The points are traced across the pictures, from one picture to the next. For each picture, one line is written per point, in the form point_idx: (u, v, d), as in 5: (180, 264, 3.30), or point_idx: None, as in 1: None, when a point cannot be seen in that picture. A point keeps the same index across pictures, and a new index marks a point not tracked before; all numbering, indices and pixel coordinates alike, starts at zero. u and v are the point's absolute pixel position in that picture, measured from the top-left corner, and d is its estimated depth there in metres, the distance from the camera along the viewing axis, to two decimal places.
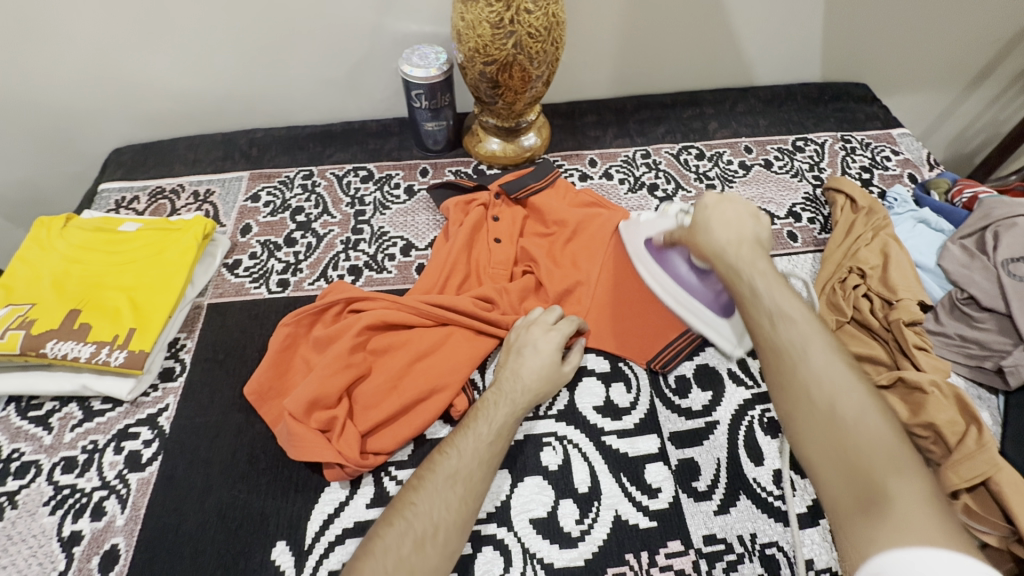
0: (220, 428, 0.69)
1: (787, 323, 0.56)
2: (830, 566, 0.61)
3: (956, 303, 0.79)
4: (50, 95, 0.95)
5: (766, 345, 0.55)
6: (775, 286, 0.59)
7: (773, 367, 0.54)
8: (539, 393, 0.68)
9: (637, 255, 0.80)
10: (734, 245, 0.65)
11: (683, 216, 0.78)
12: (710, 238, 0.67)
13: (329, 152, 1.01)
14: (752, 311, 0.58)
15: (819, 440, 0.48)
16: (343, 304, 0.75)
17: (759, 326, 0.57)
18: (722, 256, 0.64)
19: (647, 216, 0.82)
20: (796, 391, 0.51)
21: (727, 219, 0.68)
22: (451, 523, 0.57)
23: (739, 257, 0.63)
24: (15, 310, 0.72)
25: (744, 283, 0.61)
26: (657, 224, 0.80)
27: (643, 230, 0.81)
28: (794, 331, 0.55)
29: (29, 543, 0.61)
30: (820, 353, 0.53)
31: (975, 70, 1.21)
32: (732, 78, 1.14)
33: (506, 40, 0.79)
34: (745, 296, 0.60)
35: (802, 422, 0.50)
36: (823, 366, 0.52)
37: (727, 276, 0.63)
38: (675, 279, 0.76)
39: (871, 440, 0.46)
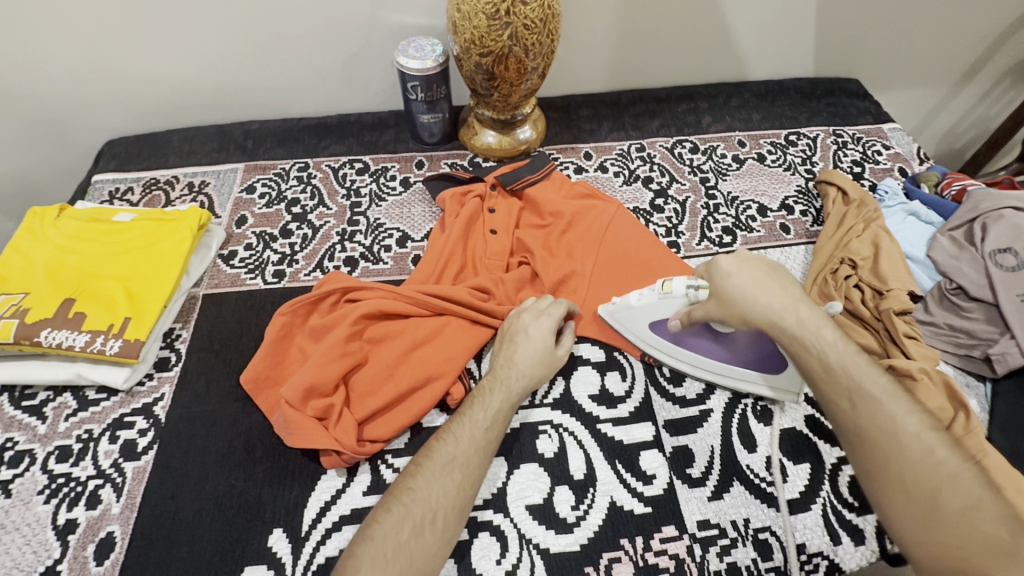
0: (216, 417, 0.69)
1: (868, 401, 0.56)
2: (821, 550, 0.62)
3: (945, 294, 0.80)
4: (42, 85, 0.95)
5: (848, 425, 0.56)
6: (848, 358, 0.59)
7: (861, 454, 0.55)
8: (534, 379, 0.68)
9: (652, 343, 0.74)
10: (793, 311, 0.62)
11: (693, 292, 0.69)
12: (755, 306, 0.63)
13: (325, 145, 1.01)
14: (829, 391, 0.58)
15: (916, 528, 0.50)
16: (340, 294, 0.75)
17: (839, 404, 0.57)
18: (781, 326, 0.62)
19: (639, 297, 0.73)
20: (888, 478, 0.52)
21: (764, 280, 0.64)
22: (449, 509, 0.57)
23: (799, 322, 0.61)
24: (9, 299, 0.71)
25: (812, 354, 0.60)
26: (660, 308, 0.71)
27: (648, 316, 0.72)
28: (876, 413, 0.55)
29: (24, 531, 0.61)
30: (908, 436, 0.53)
31: (965, 67, 1.23)
32: (726, 73, 1.15)
33: (502, 32, 0.79)
34: (817, 370, 0.59)
35: (897, 509, 0.51)
36: (915, 450, 0.52)
37: (791, 347, 0.61)
38: (707, 357, 0.72)
39: (980, 533, 0.47)
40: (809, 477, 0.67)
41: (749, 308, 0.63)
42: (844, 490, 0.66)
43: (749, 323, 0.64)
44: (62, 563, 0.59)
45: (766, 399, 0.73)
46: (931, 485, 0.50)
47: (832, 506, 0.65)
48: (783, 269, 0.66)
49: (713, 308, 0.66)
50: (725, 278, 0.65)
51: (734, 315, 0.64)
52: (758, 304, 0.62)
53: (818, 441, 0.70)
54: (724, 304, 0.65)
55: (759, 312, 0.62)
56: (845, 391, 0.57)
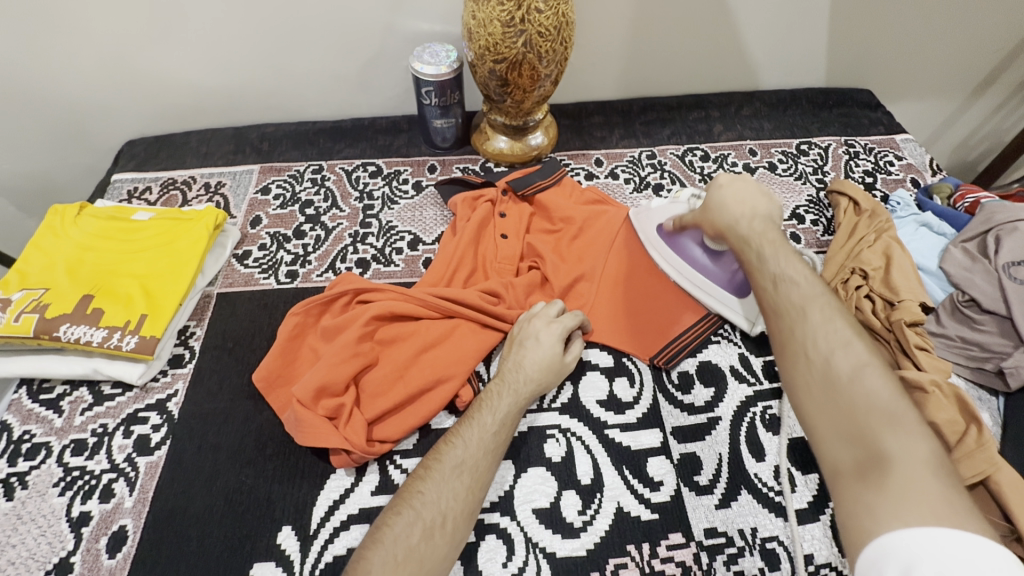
0: (228, 415, 0.70)
1: (790, 287, 0.62)
2: (830, 561, 0.62)
3: (957, 306, 0.79)
4: (65, 84, 0.97)
5: (771, 308, 0.62)
6: (782, 255, 0.66)
7: (777, 329, 0.60)
8: (543, 384, 0.69)
9: (651, 242, 0.82)
10: (750, 220, 0.71)
11: (694, 201, 0.82)
12: (721, 211, 0.72)
13: (339, 148, 1.02)
14: (759, 278, 0.65)
15: (816, 398, 0.53)
16: (351, 294, 0.76)
17: (765, 290, 0.64)
18: (735, 228, 0.71)
19: (659, 203, 0.84)
20: (798, 354, 0.56)
21: (739, 198, 0.72)
22: (458, 512, 0.58)
23: (750, 228, 0.70)
24: (29, 294, 0.73)
25: (752, 250, 0.68)
26: (669, 209, 0.82)
27: (658, 215, 0.83)
28: (796, 296, 0.61)
29: (39, 522, 0.62)
30: (822, 317, 0.58)
31: (979, 79, 1.23)
32: (737, 82, 1.16)
33: (516, 39, 0.80)
34: (753, 264, 0.67)
35: (801, 381, 0.55)
36: (830, 330, 0.56)
37: (740, 249, 0.69)
38: (691, 266, 0.79)
39: (870, 398, 0.50)
40: (818, 488, 0.67)
41: (718, 213, 0.73)
42: None
43: (719, 230, 0.73)
44: (75, 555, 0.60)
45: (775, 407, 0.73)
46: (838, 359, 0.54)
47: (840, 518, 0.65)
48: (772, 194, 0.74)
49: (700, 213, 0.75)
50: (719, 189, 0.74)
51: (711, 221, 0.74)
52: (728, 212, 0.72)
53: None
54: (705, 210, 0.75)
55: (722, 215, 0.72)
56: (792, 307, 0.60)
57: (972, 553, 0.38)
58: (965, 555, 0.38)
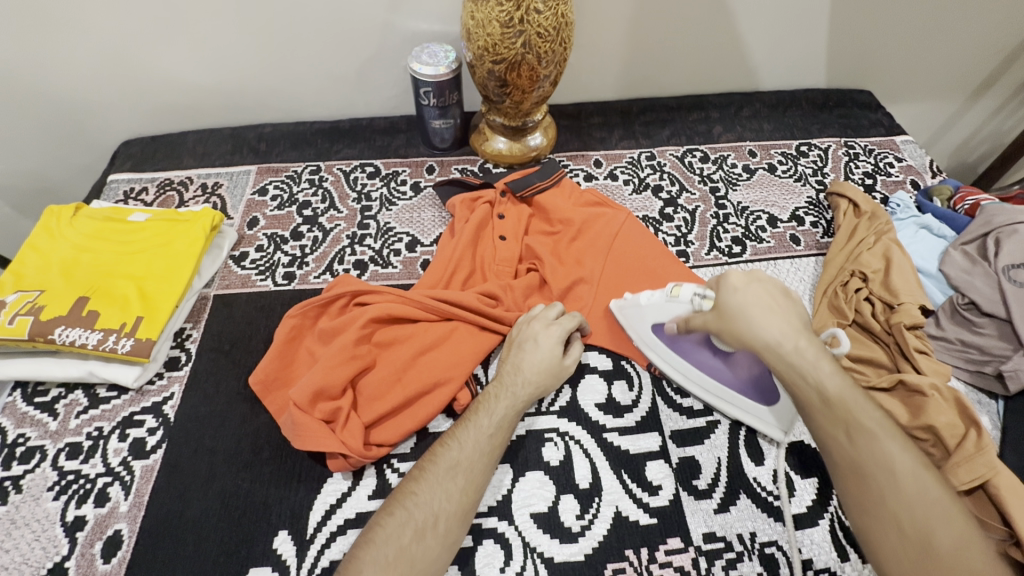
0: (225, 418, 0.70)
1: (866, 437, 0.56)
2: (828, 566, 0.62)
3: (957, 308, 0.79)
4: (61, 83, 0.96)
5: (847, 464, 0.56)
6: (847, 388, 0.58)
7: (844, 471, 0.56)
8: (540, 387, 0.68)
9: (649, 344, 0.74)
10: (794, 338, 0.60)
11: (700, 302, 0.67)
12: (748, 318, 0.61)
13: (337, 148, 1.02)
14: (829, 429, 0.57)
15: (907, 569, 0.51)
16: (349, 297, 0.75)
17: (838, 442, 0.57)
18: (771, 341, 0.60)
19: (649, 297, 0.72)
20: (885, 519, 0.53)
21: (764, 305, 0.62)
22: (451, 513, 0.57)
23: (792, 347, 0.59)
24: (24, 296, 0.72)
25: (802, 377, 0.58)
26: (666, 309, 0.70)
27: (652, 316, 0.72)
28: (875, 452, 0.55)
29: (33, 527, 0.61)
30: (904, 475, 0.54)
31: (979, 80, 1.22)
32: (737, 83, 1.15)
33: (515, 39, 0.80)
34: (814, 401, 0.58)
35: (889, 548, 0.53)
36: (913, 489, 0.53)
37: (789, 379, 0.59)
38: (701, 371, 0.71)
39: (972, 573, 0.49)
40: (817, 493, 0.66)
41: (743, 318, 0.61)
42: None
43: (742, 341, 0.62)
44: (70, 560, 0.59)
45: None
46: (927, 528, 0.51)
47: (839, 522, 0.64)
48: (792, 294, 0.64)
49: (712, 318, 0.65)
50: (732, 292, 0.63)
51: (729, 330, 0.63)
52: (758, 328, 0.60)
53: None
54: (722, 315, 0.63)
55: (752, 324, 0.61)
56: (841, 424, 0.57)
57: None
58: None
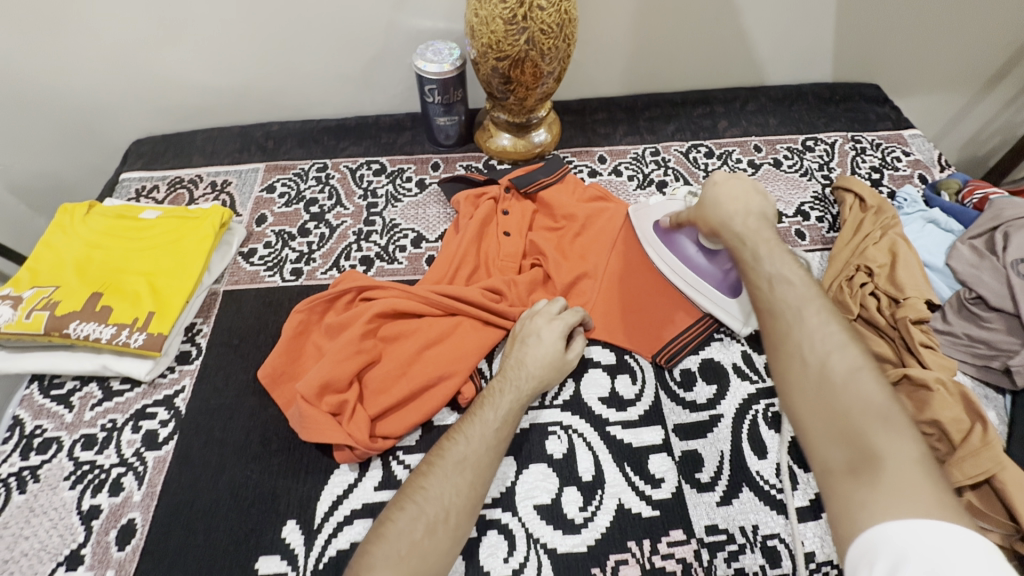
0: (234, 410, 0.71)
1: (785, 286, 0.62)
2: (830, 558, 0.62)
3: (964, 303, 0.79)
4: (75, 84, 0.98)
5: (766, 307, 0.62)
6: (778, 256, 0.66)
7: (769, 328, 0.60)
8: (545, 381, 0.69)
9: (648, 239, 0.82)
10: (745, 216, 0.71)
11: (691, 199, 0.82)
12: (716, 208, 0.73)
13: (343, 146, 1.03)
14: (755, 279, 0.65)
15: (803, 390, 0.54)
16: (355, 292, 0.76)
17: (760, 289, 0.64)
18: (729, 224, 0.70)
19: (657, 200, 0.85)
20: (791, 352, 0.57)
21: (733, 194, 0.73)
22: (461, 508, 0.58)
23: (745, 227, 0.70)
24: (40, 292, 0.74)
25: (748, 248, 0.68)
26: (666, 207, 0.83)
27: (654, 212, 0.83)
28: (791, 295, 0.61)
29: (50, 515, 0.63)
30: (815, 315, 0.58)
31: (990, 73, 1.21)
32: (742, 78, 1.15)
33: (518, 36, 0.80)
34: (749, 260, 0.67)
35: (793, 379, 0.55)
36: (820, 329, 0.57)
37: (735, 245, 0.69)
38: (684, 262, 0.79)
39: (862, 394, 0.51)
40: (820, 486, 0.67)
41: (712, 210, 0.73)
42: None
43: (710, 225, 0.73)
44: (86, 547, 0.61)
45: (777, 405, 0.73)
46: (826, 357, 0.54)
47: None
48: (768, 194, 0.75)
49: (694, 209, 0.76)
50: (712, 185, 0.75)
51: (703, 216, 0.74)
52: (722, 208, 0.72)
53: None
54: (700, 207, 0.75)
55: (715, 212, 0.72)
56: (766, 277, 0.64)
57: (951, 545, 0.39)
58: (944, 547, 0.39)
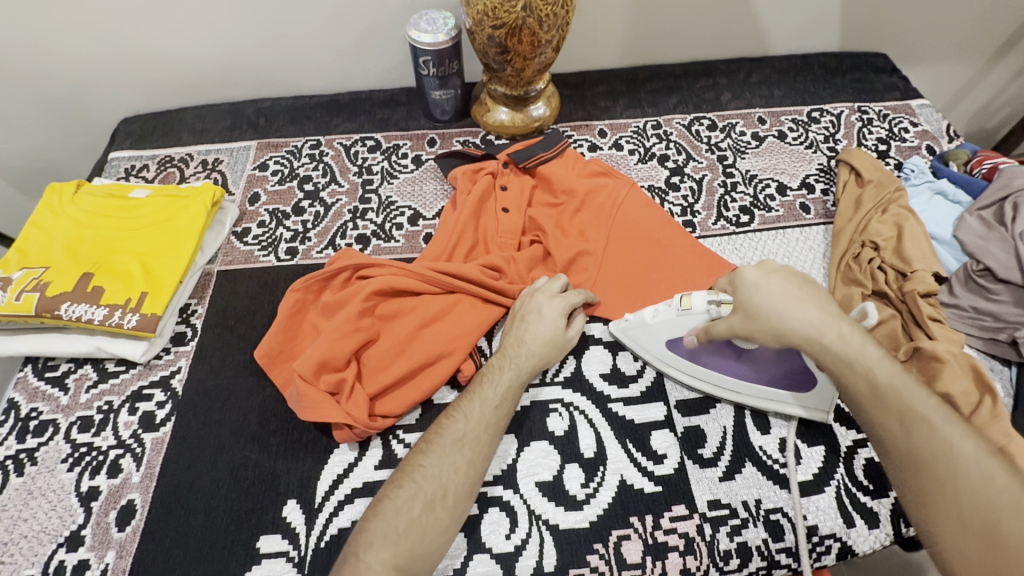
0: (231, 391, 0.70)
1: (921, 425, 0.53)
2: (834, 532, 0.62)
3: (971, 275, 0.77)
4: (56, 60, 0.95)
5: (902, 454, 0.53)
6: (897, 376, 0.56)
7: (912, 477, 0.53)
8: (544, 360, 0.68)
9: (670, 362, 0.70)
10: (834, 325, 0.57)
11: (716, 309, 0.62)
12: (787, 322, 0.57)
13: (336, 122, 1.00)
14: (880, 416, 0.55)
15: (979, 569, 0.47)
16: (352, 270, 0.75)
17: (890, 432, 0.54)
18: (821, 343, 0.57)
19: (654, 313, 0.68)
20: (947, 513, 0.50)
21: (795, 294, 0.58)
22: (460, 485, 0.58)
23: (840, 341, 0.57)
24: (30, 273, 0.73)
25: (860, 374, 0.56)
26: (678, 323, 0.66)
27: (663, 331, 0.68)
28: (931, 436, 0.52)
29: (49, 497, 0.63)
30: (967, 460, 0.51)
31: (1001, 41, 1.17)
32: (747, 47, 1.11)
33: (515, 2, 0.77)
34: (864, 392, 0.56)
35: (958, 551, 0.49)
36: (980, 477, 0.50)
37: (832, 368, 0.57)
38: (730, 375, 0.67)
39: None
40: (824, 460, 0.66)
41: (780, 324, 0.57)
42: (859, 472, 0.65)
43: (782, 339, 0.58)
44: (86, 528, 0.61)
45: None
46: (998, 523, 0.48)
47: (845, 489, 0.64)
48: (810, 278, 0.60)
49: (739, 323, 0.59)
50: (753, 290, 0.58)
51: (765, 331, 0.58)
52: (794, 320, 0.57)
53: (833, 424, 0.69)
54: (751, 319, 0.59)
55: (796, 327, 0.57)
56: (895, 414, 0.54)
57: None
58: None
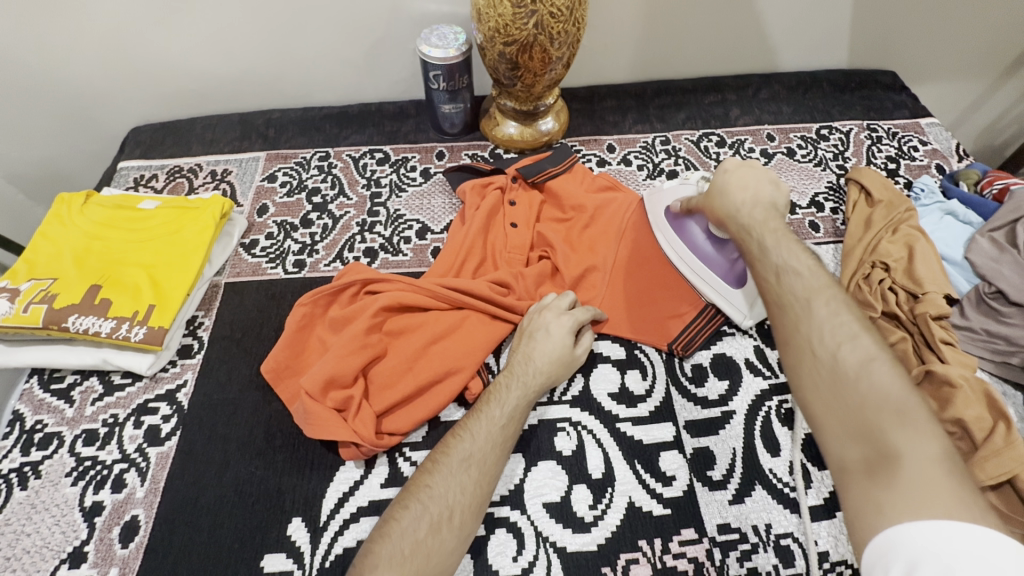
0: (237, 405, 0.70)
1: (793, 277, 0.57)
2: (845, 559, 0.61)
3: (983, 297, 0.77)
4: (68, 70, 0.95)
5: (774, 301, 0.57)
6: (786, 242, 0.61)
7: (777, 318, 0.56)
8: (552, 377, 0.67)
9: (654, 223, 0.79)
10: (749, 204, 0.66)
11: (702, 183, 0.79)
12: (721, 197, 0.68)
13: (345, 134, 1.01)
14: (761, 270, 0.60)
15: (819, 389, 0.49)
16: (359, 285, 0.75)
17: (768, 282, 0.58)
18: (736, 217, 0.66)
19: (666, 185, 0.82)
20: (801, 346, 0.52)
21: (736, 181, 0.68)
22: (466, 506, 0.57)
23: (752, 216, 0.65)
24: (38, 284, 0.73)
25: (755, 240, 0.63)
26: (678, 191, 0.80)
27: (664, 197, 0.80)
28: (800, 286, 0.56)
29: (52, 512, 0.62)
30: (826, 306, 0.53)
31: (1010, 60, 1.17)
32: (756, 63, 1.12)
33: (527, 19, 0.77)
34: (755, 255, 0.61)
35: (806, 375, 0.51)
36: (833, 318, 0.52)
37: (739, 236, 0.65)
38: (693, 249, 0.75)
39: (878, 388, 0.46)
40: (834, 484, 0.65)
41: (716, 200, 0.69)
42: None
43: (716, 217, 0.69)
44: (89, 544, 0.60)
45: (791, 401, 0.71)
46: (840, 352, 0.50)
47: None
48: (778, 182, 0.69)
49: (702, 198, 0.72)
50: (722, 173, 0.69)
51: (707, 208, 0.70)
52: (726, 197, 0.67)
53: None
54: (706, 197, 0.71)
55: (722, 203, 0.68)
56: (773, 269, 0.58)
57: (979, 546, 0.35)
58: (975, 550, 0.35)
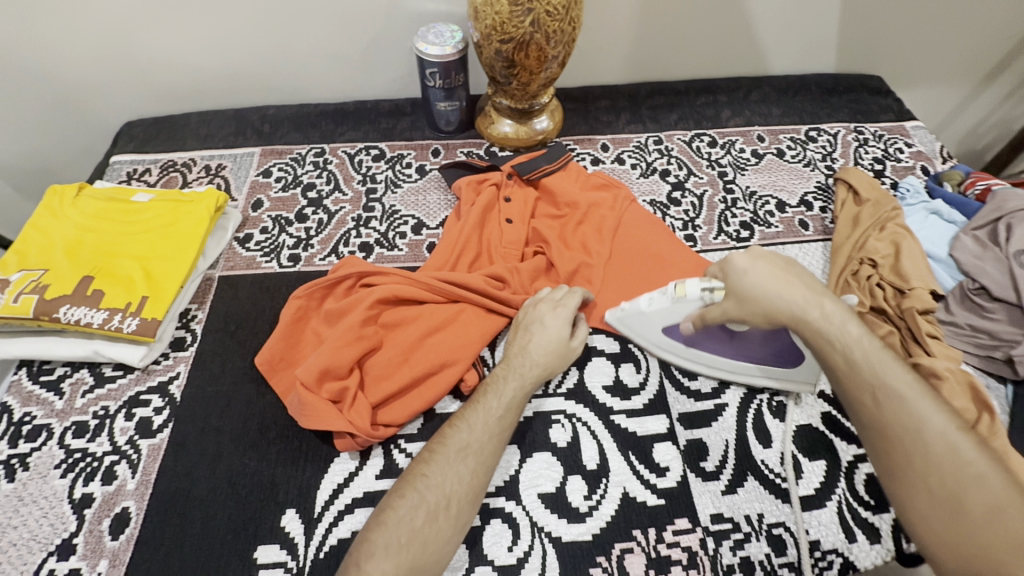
0: (231, 397, 0.69)
1: (894, 399, 0.54)
2: (836, 547, 0.62)
3: (967, 294, 0.79)
4: (61, 63, 0.95)
5: (876, 427, 0.55)
6: (878, 354, 0.58)
7: (881, 444, 0.54)
8: (548, 369, 0.68)
9: (666, 345, 0.73)
10: (818, 303, 0.60)
11: (709, 295, 0.65)
12: (774, 301, 0.60)
13: (341, 131, 1.01)
14: (854, 389, 0.57)
15: (939, 529, 0.48)
16: (355, 278, 0.75)
17: (864, 405, 0.56)
18: (805, 321, 0.60)
19: (649, 301, 0.69)
20: (915, 480, 0.51)
21: (781, 276, 0.61)
22: (463, 495, 0.57)
23: (823, 319, 0.59)
24: (28, 275, 0.72)
25: (838, 350, 0.58)
26: (672, 313, 0.68)
27: (659, 318, 0.70)
28: (902, 411, 0.54)
29: (40, 504, 0.61)
30: (937, 434, 0.52)
31: (990, 66, 1.21)
32: (746, 66, 1.14)
33: (523, 18, 0.78)
34: (841, 367, 0.58)
35: (921, 509, 0.50)
36: (945, 449, 0.51)
37: (817, 345, 0.60)
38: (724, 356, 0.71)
39: (1010, 532, 0.45)
40: (825, 475, 0.66)
41: (768, 304, 0.61)
42: (860, 488, 0.65)
43: (772, 319, 0.61)
44: (78, 536, 0.60)
45: (782, 394, 0.72)
46: (960, 490, 0.49)
47: (846, 504, 0.64)
48: (793, 262, 0.64)
49: (731, 310, 0.62)
50: (742, 276, 0.62)
51: (756, 313, 0.61)
52: (777, 298, 0.60)
53: (833, 438, 0.69)
54: (743, 304, 0.62)
55: (781, 307, 0.61)
56: (869, 388, 0.56)
57: None
58: None
